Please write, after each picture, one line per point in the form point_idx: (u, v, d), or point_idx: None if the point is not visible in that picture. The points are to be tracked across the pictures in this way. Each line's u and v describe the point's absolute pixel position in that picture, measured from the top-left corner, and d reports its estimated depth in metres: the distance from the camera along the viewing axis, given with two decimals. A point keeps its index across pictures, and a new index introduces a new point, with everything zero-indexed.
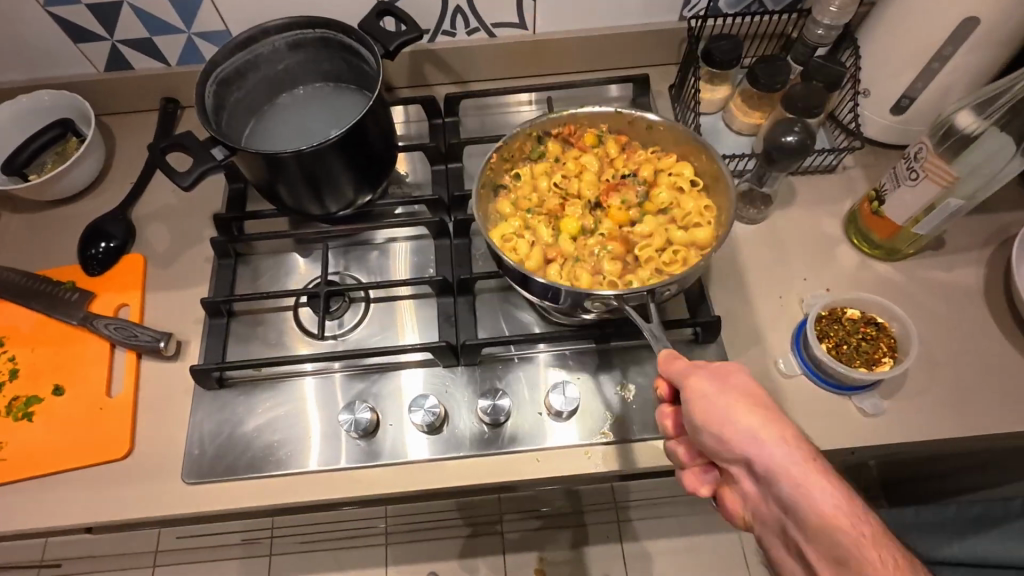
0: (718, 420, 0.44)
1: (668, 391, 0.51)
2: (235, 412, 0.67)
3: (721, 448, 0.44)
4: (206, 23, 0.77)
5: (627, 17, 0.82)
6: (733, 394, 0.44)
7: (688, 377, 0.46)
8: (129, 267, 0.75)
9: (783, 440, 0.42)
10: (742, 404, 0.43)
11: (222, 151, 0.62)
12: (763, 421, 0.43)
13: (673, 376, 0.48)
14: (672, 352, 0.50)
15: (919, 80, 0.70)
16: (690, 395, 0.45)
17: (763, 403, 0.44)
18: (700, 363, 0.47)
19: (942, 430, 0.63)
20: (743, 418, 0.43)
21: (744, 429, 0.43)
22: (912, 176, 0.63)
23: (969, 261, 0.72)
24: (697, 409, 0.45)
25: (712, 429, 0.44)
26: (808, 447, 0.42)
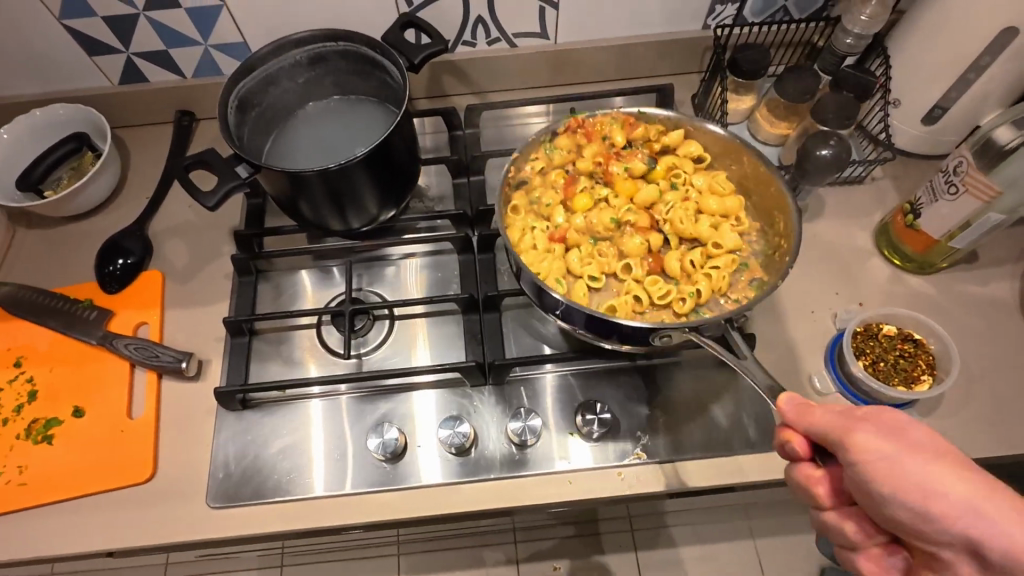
0: (893, 473, 0.40)
1: (803, 446, 0.45)
2: (259, 434, 0.66)
3: (902, 513, 0.40)
4: (224, 35, 0.76)
5: (650, 26, 0.81)
6: (894, 436, 0.41)
7: (841, 434, 0.42)
8: (148, 285, 0.74)
9: (962, 478, 0.40)
10: (915, 452, 0.41)
11: (247, 168, 0.61)
12: (938, 460, 0.40)
13: (813, 432, 0.43)
14: (797, 398, 0.45)
15: (953, 90, 0.69)
16: (853, 456, 0.41)
17: (921, 438, 0.42)
18: (839, 413, 0.43)
19: (983, 449, 0.61)
20: (914, 465, 0.40)
21: (929, 488, 0.39)
22: (951, 191, 0.62)
23: (1004, 275, 0.71)
24: (859, 466, 0.41)
25: (890, 488, 0.40)
26: (986, 479, 0.40)
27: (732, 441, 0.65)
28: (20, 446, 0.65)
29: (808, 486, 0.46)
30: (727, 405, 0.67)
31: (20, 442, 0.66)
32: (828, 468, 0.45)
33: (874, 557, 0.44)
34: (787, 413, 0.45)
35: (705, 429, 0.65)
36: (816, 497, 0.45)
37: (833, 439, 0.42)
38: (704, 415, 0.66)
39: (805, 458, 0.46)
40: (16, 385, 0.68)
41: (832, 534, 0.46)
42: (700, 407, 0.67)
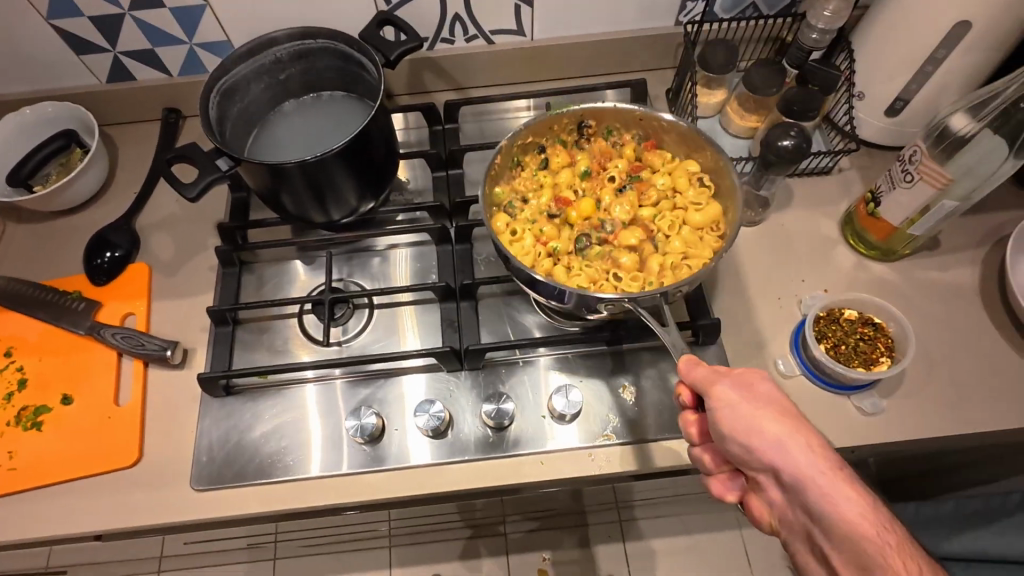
0: (748, 432, 0.45)
1: (691, 397, 0.52)
2: (242, 419, 0.68)
3: (750, 458, 0.46)
4: (208, 34, 0.78)
5: (624, 23, 0.83)
6: (761, 402, 0.46)
7: (711, 386, 0.48)
8: (135, 277, 0.76)
9: (808, 448, 0.44)
10: (771, 413, 0.46)
11: (227, 162, 0.62)
12: (789, 430, 0.45)
13: (696, 383, 0.49)
14: (693, 358, 0.50)
15: (914, 82, 0.71)
16: (716, 410, 0.47)
17: (791, 414, 0.46)
18: (711, 368, 0.49)
19: (939, 428, 0.64)
20: (769, 427, 0.45)
21: (772, 441, 0.45)
22: (907, 179, 0.64)
23: (964, 261, 0.73)
24: (721, 417, 0.47)
25: (743, 440, 0.46)
26: (834, 457, 0.44)
27: None
28: (10, 432, 0.68)
29: (686, 419, 0.53)
30: None
31: (11, 429, 0.68)
32: (702, 415, 0.53)
33: (723, 477, 0.53)
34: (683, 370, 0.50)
35: (674, 412, 0.67)
36: (690, 435, 0.53)
37: (702, 390, 0.48)
38: (673, 398, 0.68)
39: (691, 406, 0.53)
40: (7, 375, 0.71)
41: (706, 476, 0.54)
42: (669, 390, 0.69)
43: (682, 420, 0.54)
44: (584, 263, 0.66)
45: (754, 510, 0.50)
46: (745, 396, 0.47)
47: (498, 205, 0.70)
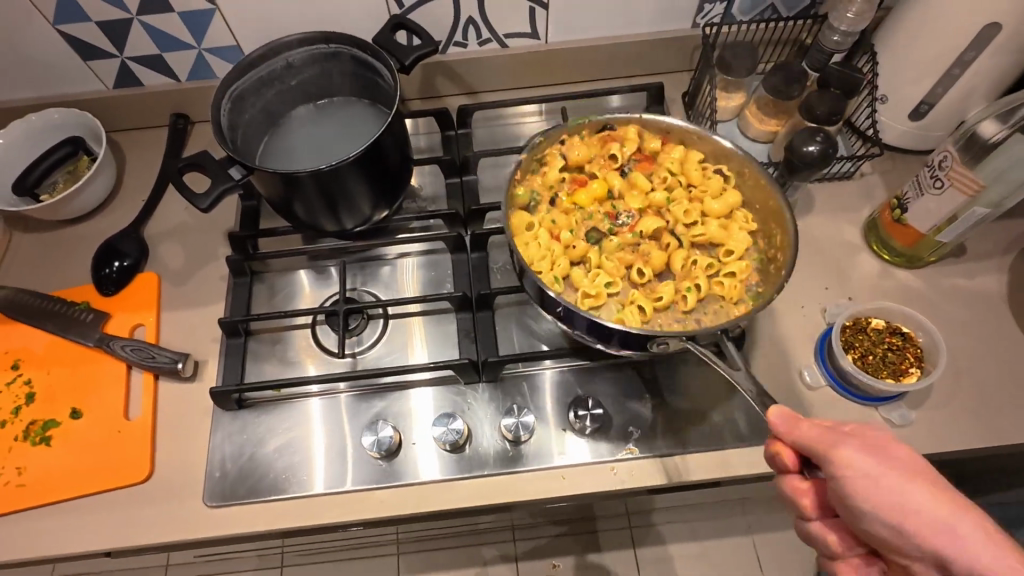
0: (893, 510, 0.45)
1: (792, 458, 0.50)
2: (255, 433, 0.67)
3: (905, 545, 0.45)
4: (216, 38, 0.76)
5: (640, 25, 0.82)
6: (901, 472, 0.45)
7: (833, 449, 0.46)
8: (144, 287, 0.75)
9: (976, 525, 0.43)
10: (917, 484, 0.45)
11: (240, 170, 0.61)
12: (947, 510, 0.44)
13: (802, 441, 0.47)
14: (785, 412, 0.48)
15: (939, 85, 0.70)
16: (843, 474, 0.46)
17: (934, 480, 0.46)
18: (824, 428, 0.47)
19: (970, 440, 0.62)
20: (915, 498, 0.44)
21: (922, 513, 0.44)
22: (937, 185, 0.63)
23: (991, 268, 0.71)
24: (860, 489, 0.45)
25: (893, 519, 0.45)
26: (992, 524, 0.44)
27: (723, 435, 0.65)
28: (19, 447, 0.66)
29: (796, 487, 0.51)
30: (717, 399, 0.67)
31: (18, 443, 0.66)
32: (816, 481, 0.51)
33: (854, 562, 0.50)
34: (775, 425, 0.48)
35: (697, 425, 0.66)
36: (781, 465, 0.51)
37: (817, 451, 0.47)
38: (695, 409, 0.67)
39: (795, 471, 0.50)
40: (14, 387, 0.69)
41: (786, 489, 0.51)
42: (691, 401, 0.67)
43: (781, 486, 0.51)
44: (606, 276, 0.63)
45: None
46: (872, 457, 0.46)
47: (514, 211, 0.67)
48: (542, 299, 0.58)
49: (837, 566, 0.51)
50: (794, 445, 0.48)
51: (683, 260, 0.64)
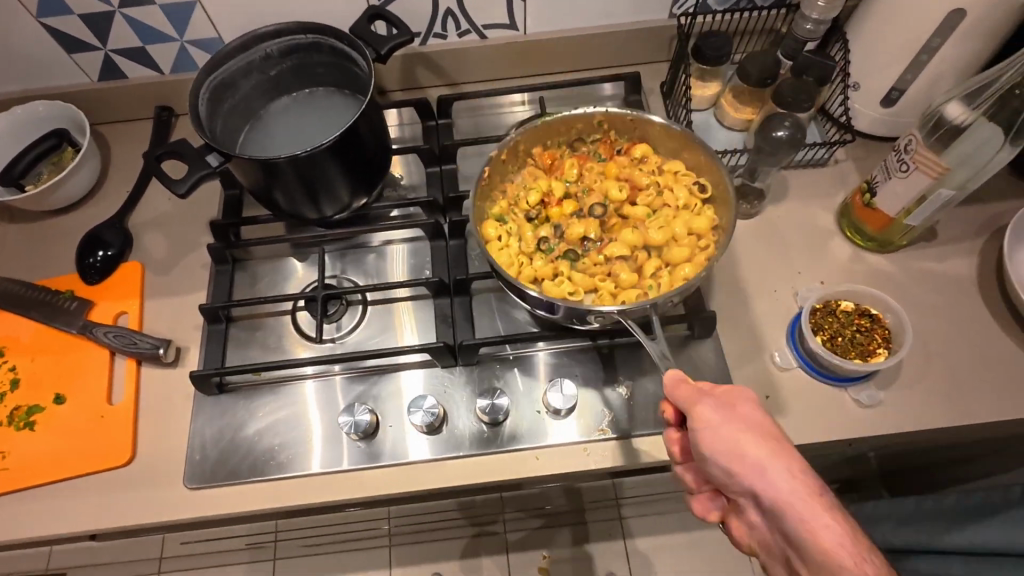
0: (730, 456, 0.46)
1: (674, 414, 0.52)
2: (236, 417, 0.68)
3: (730, 481, 0.47)
4: (198, 31, 0.77)
5: (617, 16, 0.83)
6: (744, 426, 0.46)
7: (693, 405, 0.48)
8: (127, 275, 0.76)
9: (792, 476, 0.44)
10: (754, 438, 0.46)
11: (217, 157, 0.62)
12: (770, 455, 0.45)
13: (678, 400, 0.49)
14: (679, 373, 0.50)
15: (909, 72, 0.71)
16: (701, 437, 0.47)
17: (777, 440, 0.46)
18: (693, 387, 0.49)
19: (938, 420, 0.63)
20: (750, 450, 0.45)
21: (752, 461, 0.45)
22: (902, 168, 0.64)
23: (962, 252, 0.72)
24: (705, 438, 0.47)
25: (731, 465, 0.46)
26: (815, 483, 0.44)
27: None
28: (3, 432, 0.67)
29: (669, 435, 0.54)
30: None
31: (3, 429, 0.67)
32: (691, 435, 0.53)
33: (704, 497, 0.54)
34: (669, 385, 0.50)
35: None
36: (673, 451, 0.54)
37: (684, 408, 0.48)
38: None
39: (675, 423, 0.53)
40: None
41: (689, 494, 0.55)
42: (665, 384, 0.68)
43: (664, 438, 0.54)
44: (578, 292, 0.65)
45: (734, 530, 0.51)
46: (722, 414, 0.47)
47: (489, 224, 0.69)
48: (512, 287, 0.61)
49: (691, 500, 0.54)
50: (675, 404, 0.50)
51: (654, 264, 0.66)
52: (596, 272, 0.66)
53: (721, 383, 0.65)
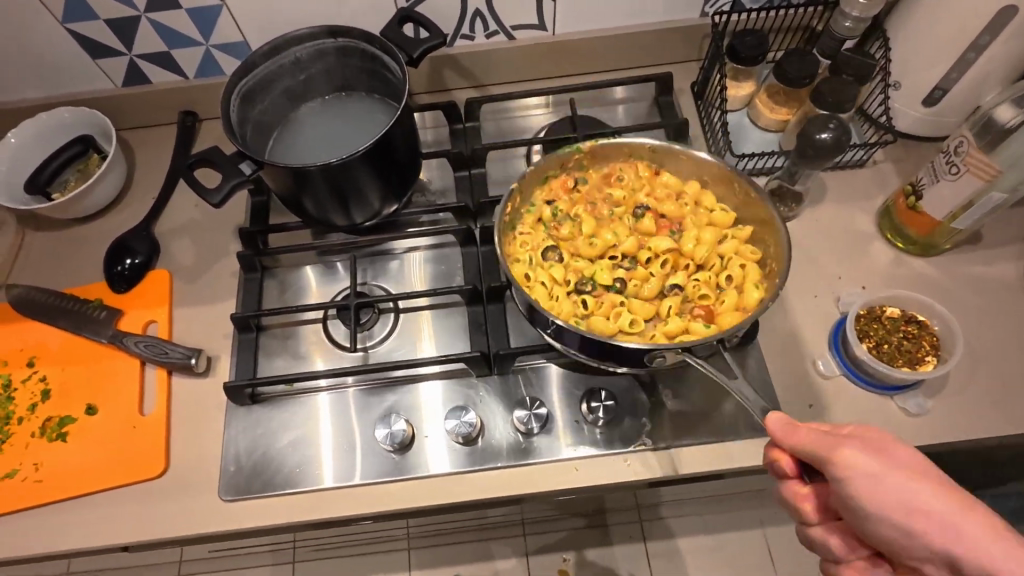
0: (905, 512, 0.43)
1: (790, 464, 0.50)
2: (269, 427, 0.67)
3: (913, 545, 0.44)
4: (224, 35, 0.76)
5: (649, 14, 0.81)
6: (905, 469, 0.44)
7: (835, 454, 0.45)
8: (155, 284, 0.75)
9: (980, 523, 0.42)
10: (922, 491, 0.44)
11: (251, 165, 0.61)
12: (955, 506, 0.43)
13: (808, 451, 0.47)
14: (783, 418, 0.49)
15: (953, 70, 0.69)
16: (845, 475, 0.45)
17: (932, 475, 0.44)
18: (822, 433, 0.47)
19: (989, 428, 0.61)
20: (929, 502, 0.43)
21: (934, 517, 0.43)
22: (952, 171, 0.62)
23: (1008, 255, 0.70)
24: (867, 495, 0.44)
25: (906, 519, 0.43)
26: (979, 510, 0.43)
27: (736, 424, 0.65)
28: (36, 444, 0.67)
29: (797, 494, 0.50)
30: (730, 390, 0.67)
31: (35, 440, 0.67)
32: (817, 486, 0.50)
33: (858, 565, 0.50)
34: (774, 432, 0.49)
35: (708, 417, 0.66)
36: (805, 514, 0.50)
37: (820, 458, 0.46)
38: (709, 400, 0.66)
39: (796, 477, 0.50)
40: (30, 385, 0.70)
41: (835, 564, 0.51)
42: (705, 393, 0.67)
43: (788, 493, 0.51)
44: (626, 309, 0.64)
45: None
46: (877, 458, 0.45)
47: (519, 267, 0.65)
48: (534, 317, 0.60)
49: (843, 569, 0.50)
50: (796, 452, 0.48)
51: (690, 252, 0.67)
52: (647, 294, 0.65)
53: (764, 392, 0.64)
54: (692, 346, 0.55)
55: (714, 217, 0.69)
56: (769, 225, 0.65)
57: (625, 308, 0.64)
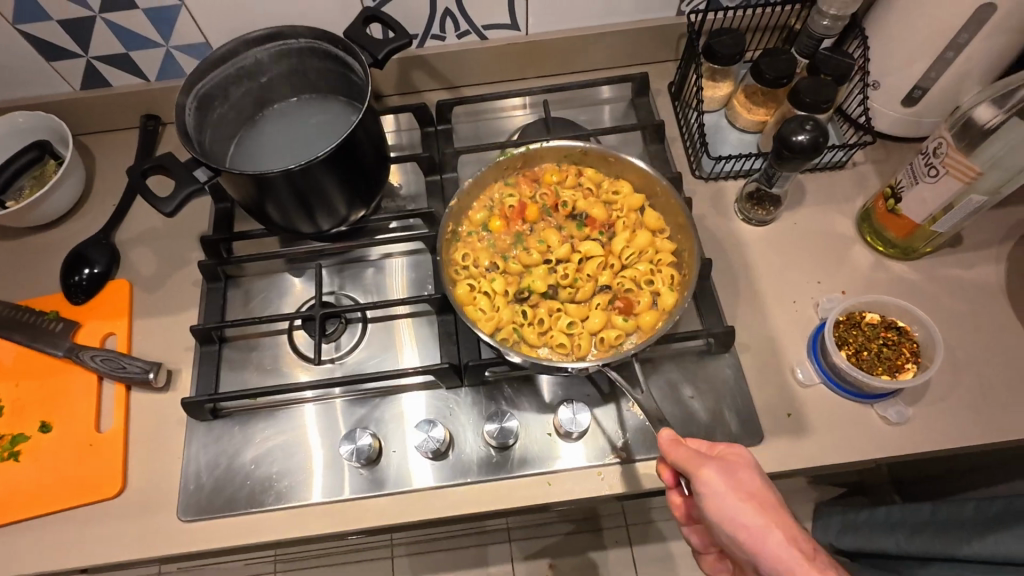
0: (731, 526, 0.45)
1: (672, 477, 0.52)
2: (232, 443, 0.64)
3: (738, 549, 0.47)
4: (184, 36, 0.74)
5: (624, 14, 0.79)
6: (742, 489, 0.46)
7: (697, 470, 0.47)
8: (114, 294, 0.72)
9: (793, 541, 0.44)
10: (752, 507, 0.45)
11: (206, 172, 0.59)
12: (773, 523, 0.45)
13: (677, 465, 0.48)
14: (671, 432, 0.50)
15: (932, 69, 0.67)
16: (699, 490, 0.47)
17: (772, 505, 0.46)
18: (693, 451, 0.48)
19: (970, 437, 0.60)
20: (752, 520, 0.45)
21: (757, 535, 0.45)
22: (932, 173, 0.61)
23: (989, 257, 0.69)
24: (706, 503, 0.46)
25: (733, 532, 0.46)
26: (814, 551, 0.44)
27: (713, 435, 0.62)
28: None
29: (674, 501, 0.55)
30: None
31: None
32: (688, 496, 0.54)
33: (712, 558, 0.59)
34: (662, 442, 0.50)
35: None
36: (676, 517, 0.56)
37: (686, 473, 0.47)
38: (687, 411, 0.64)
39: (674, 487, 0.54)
40: None
41: (700, 554, 0.59)
42: None
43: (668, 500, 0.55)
44: (576, 333, 0.59)
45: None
46: (724, 475, 0.46)
47: (467, 294, 0.61)
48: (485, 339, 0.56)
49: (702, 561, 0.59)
50: (673, 465, 0.49)
51: (628, 281, 0.61)
52: (594, 325, 0.60)
53: (740, 401, 0.62)
54: (609, 360, 0.55)
55: (645, 240, 0.63)
56: (687, 232, 0.62)
57: (567, 316, 0.60)
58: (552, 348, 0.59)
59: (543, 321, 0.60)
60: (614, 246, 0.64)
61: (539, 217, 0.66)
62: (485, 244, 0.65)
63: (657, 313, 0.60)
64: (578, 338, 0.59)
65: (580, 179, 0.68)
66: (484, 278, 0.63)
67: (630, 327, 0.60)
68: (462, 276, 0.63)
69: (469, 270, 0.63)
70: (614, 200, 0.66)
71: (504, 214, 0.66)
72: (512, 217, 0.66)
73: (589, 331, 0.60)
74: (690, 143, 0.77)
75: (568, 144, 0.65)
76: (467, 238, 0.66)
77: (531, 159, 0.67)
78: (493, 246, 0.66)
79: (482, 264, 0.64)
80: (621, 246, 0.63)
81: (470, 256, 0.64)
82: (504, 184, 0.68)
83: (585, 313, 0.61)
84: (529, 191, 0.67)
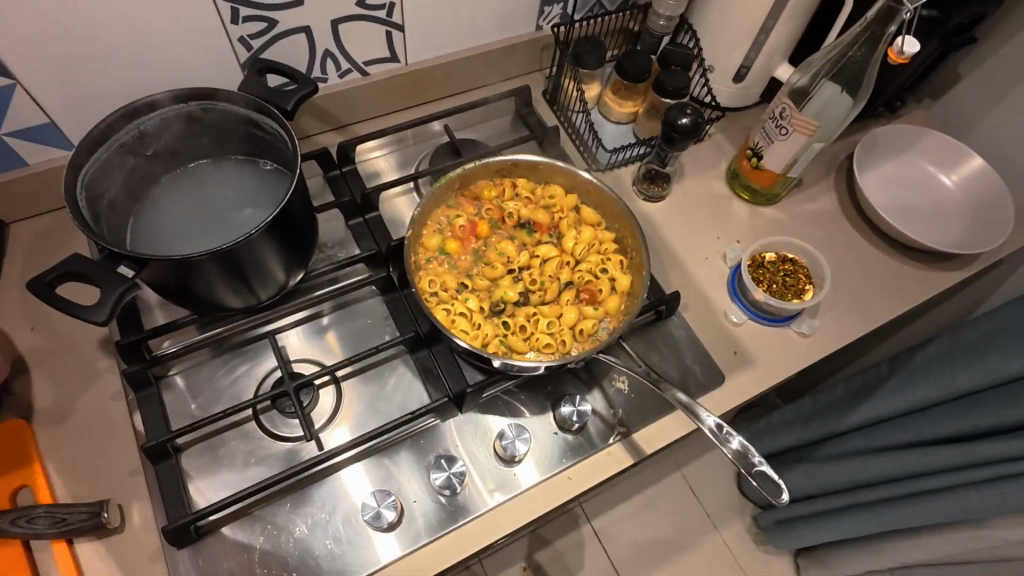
0: None
1: None
2: (229, 557, 0.57)
3: None
4: (21, 119, 0.62)
5: (492, 34, 0.84)
6: None
7: None
8: (11, 440, 0.58)
9: None
10: None
11: (130, 267, 0.52)
12: None
13: None
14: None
15: (751, 51, 0.83)
16: None
17: None
18: None
19: (858, 329, 0.76)
20: None
21: None
22: (782, 132, 0.75)
23: (824, 189, 0.87)
24: None
25: None
26: None
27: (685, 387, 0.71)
28: None
29: None
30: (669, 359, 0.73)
31: None
32: None
33: None
34: None
35: None
36: None
37: None
38: None
39: None
40: None
41: None
42: None
43: None
44: (557, 330, 0.63)
45: None
46: None
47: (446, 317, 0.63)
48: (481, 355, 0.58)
49: None
50: None
51: (586, 273, 0.67)
52: (570, 320, 0.64)
53: (698, 352, 0.71)
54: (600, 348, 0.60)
55: (590, 234, 0.70)
56: (623, 219, 0.69)
57: (545, 317, 0.64)
58: (540, 349, 0.63)
59: (524, 327, 0.63)
60: (565, 245, 0.69)
61: (490, 232, 0.70)
62: (447, 267, 0.67)
63: (620, 295, 0.66)
64: (560, 335, 0.64)
65: (517, 191, 0.72)
66: (456, 300, 0.64)
67: (601, 314, 0.65)
68: (435, 303, 0.64)
69: (440, 294, 0.64)
70: (552, 203, 0.71)
71: (457, 237, 0.69)
72: (465, 238, 0.69)
73: (568, 326, 0.64)
74: (579, 142, 0.86)
75: (503, 159, 0.69)
76: (427, 265, 0.67)
77: (468, 179, 0.70)
78: (454, 267, 0.68)
79: (450, 287, 0.65)
80: (572, 243, 0.69)
81: (438, 282, 0.66)
82: (448, 209, 0.70)
83: (558, 310, 0.65)
84: (472, 210, 0.71)
